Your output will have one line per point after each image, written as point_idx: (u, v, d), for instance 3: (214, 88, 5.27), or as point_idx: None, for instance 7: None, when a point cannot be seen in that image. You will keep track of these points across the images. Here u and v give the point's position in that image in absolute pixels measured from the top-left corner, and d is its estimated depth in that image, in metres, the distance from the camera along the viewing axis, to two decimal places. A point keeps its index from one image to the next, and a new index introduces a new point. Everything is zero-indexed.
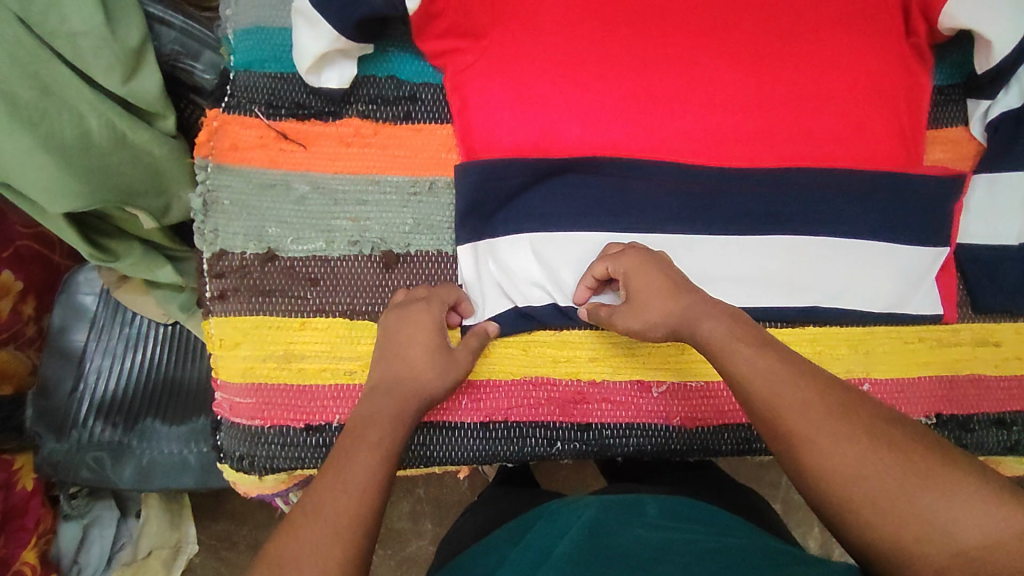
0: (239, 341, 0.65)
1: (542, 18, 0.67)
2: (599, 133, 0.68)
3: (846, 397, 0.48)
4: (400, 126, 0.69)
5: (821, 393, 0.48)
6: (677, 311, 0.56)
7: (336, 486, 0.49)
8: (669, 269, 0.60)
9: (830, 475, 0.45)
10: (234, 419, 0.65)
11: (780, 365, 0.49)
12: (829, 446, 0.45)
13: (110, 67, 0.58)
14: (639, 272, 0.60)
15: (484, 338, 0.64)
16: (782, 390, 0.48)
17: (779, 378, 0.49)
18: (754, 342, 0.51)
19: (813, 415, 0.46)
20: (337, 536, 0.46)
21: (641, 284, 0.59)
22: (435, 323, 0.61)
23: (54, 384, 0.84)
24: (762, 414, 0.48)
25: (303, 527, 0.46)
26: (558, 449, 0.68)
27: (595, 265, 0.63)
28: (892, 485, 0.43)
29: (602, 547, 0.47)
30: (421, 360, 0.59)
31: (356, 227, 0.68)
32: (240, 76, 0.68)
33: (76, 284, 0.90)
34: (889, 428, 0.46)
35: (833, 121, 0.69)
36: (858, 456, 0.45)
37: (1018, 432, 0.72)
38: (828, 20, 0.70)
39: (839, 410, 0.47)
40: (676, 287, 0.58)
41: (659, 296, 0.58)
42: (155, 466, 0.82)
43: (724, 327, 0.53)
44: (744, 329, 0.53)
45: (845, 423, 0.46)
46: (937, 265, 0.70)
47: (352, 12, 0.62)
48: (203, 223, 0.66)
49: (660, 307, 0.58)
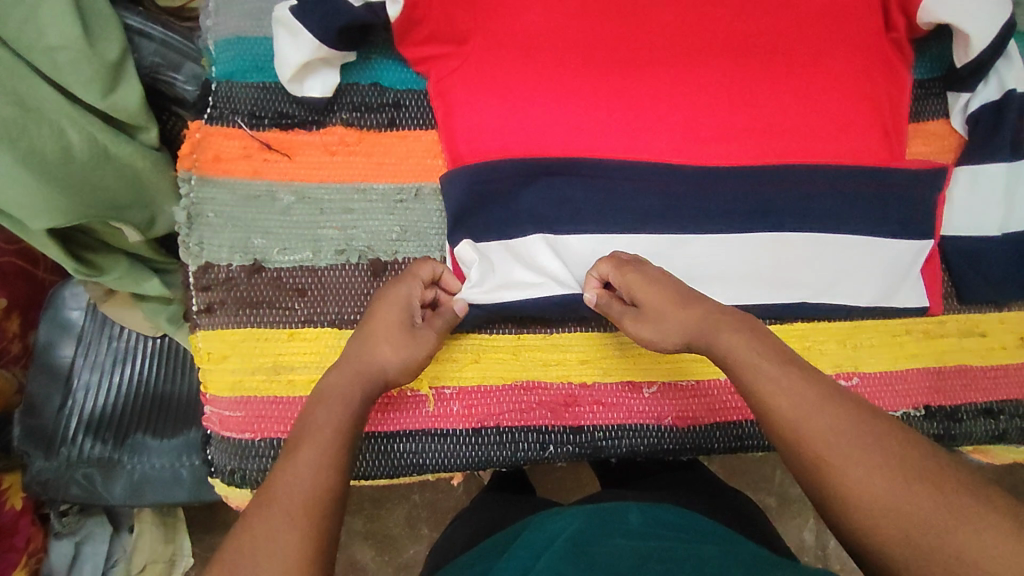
0: (227, 354, 0.64)
1: (525, 21, 0.66)
2: (582, 137, 0.68)
3: (880, 423, 0.48)
4: (385, 133, 0.69)
5: (851, 418, 0.48)
6: (694, 321, 0.56)
7: (296, 479, 0.48)
8: (677, 283, 0.60)
9: (857, 505, 0.45)
10: (224, 433, 0.64)
11: (807, 387, 0.50)
12: (855, 476, 0.46)
13: (91, 80, 0.58)
14: (639, 284, 0.60)
15: (451, 317, 0.64)
16: (809, 413, 0.48)
17: (807, 401, 0.49)
18: (775, 360, 0.52)
19: (842, 442, 0.47)
20: (294, 526, 0.45)
21: (652, 298, 0.59)
22: (404, 300, 0.61)
23: (42, 401, 0.84)
24: (787, 436, 0.49)
25: (261, 525, 0.45)
26: (551, 453, 0.67)
27: (601, 266, 0.63)
28: (925, 518, 0.43)
29: (581, 555, 0.47)
30: (383, 338, 0.59)
31: (343, 235, 0.67)
32: (222, 87, 0.67)
33: (61, 300, 0.89)
34: (922, 457, 0.46)
35: (815, 118, 0.70)
36: (890, 488, 0.45)
37: (1005, 421, 0.73)
38: (807, 17, 0.71)
39: (870, 437, 0.47)
40: (687, 293, 0.58)
41: (675, 308, 0.57)
42: (146, 481, 0.81)
43: (750, 345, 0.53)
44: (772, 347, 0.53)
45: (877, 452, 0.46)
46: (922, 258, 0.71)
47: (333, 20, 0.62)
48: (188, 236, 0.65)
49: (675, 319, 0.57)
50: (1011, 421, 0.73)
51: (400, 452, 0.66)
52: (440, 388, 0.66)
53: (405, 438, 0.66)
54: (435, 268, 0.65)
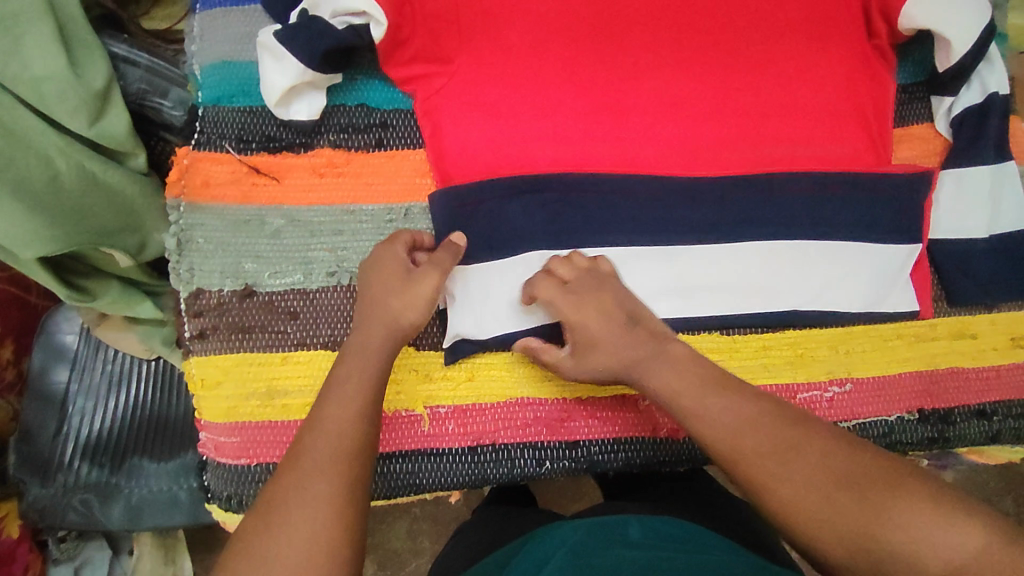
0: (221, 380, 0.64)
1: (508, 38, 0.67)
2: (570, 152, 0.68)
3: (797, 435, 0.52)
4: (373, 153, 0.69)
5: (772, 435, 0.52)
6: (630, 356, 0.59)
7: (321, 433, 0.52)
8: (620, 303, 0.61)
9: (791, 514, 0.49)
10: (219, 459, 0.64)
11: (731, 412, 0.54)
12: (789, 491, 0.50)
13: (77, 109, 0.58)
14: (578, 314, 0.60)
15: (454, 254, 0.62)
16: (738, 435, 0.52)
17: (734, 427, 0.53)
18: (701, 386, 0.56)
19: (769, 460, 0.51)
20: (324, 476, 0.50)
21: (595, 327, 0.60)
22: (393, 255, 0.62)
23: (38, 427, 0.84)
24: (726, 461, 0.53)
25: (294, 479, 0.50)
26: (547, 469, 0.67)
27: (535, 287, 0.62)
28: (854, 521, 0.47)
29: (582, 565, 0.48)
30: (386, 292, 0.60)
31: (334, 257, 0.67)
32: (209, 111, 0.68)
33: (55, 324, 0.89)
34: (842, 459, 0.50)
35: (799, 126, 0.71)
36: (816, 496, 0.49)
37: (999, 422, 0.73)
38: (787, 27, 0.71)
39: (792, 452, 0.51)
40: (625, 315, 0.60)
41: (611, 343, 0.59)
42: (144, 504, 0.82)
43: (674, 376, 0.57)
44: (706, 375, 0.57)
45: (801, 465, 0.50)
46: (912, 262, 0.71)
47: (317, 43, 0.62)
48: (178, 263, 0.65)
49: (612, 358, 0.60)
50: (1004, 422, 0.73)
51: (396, 473, 0.66)
52: (435, 407, 0.66)
53: (402, 458, 0.66)
54: (416, 235, 0.65)
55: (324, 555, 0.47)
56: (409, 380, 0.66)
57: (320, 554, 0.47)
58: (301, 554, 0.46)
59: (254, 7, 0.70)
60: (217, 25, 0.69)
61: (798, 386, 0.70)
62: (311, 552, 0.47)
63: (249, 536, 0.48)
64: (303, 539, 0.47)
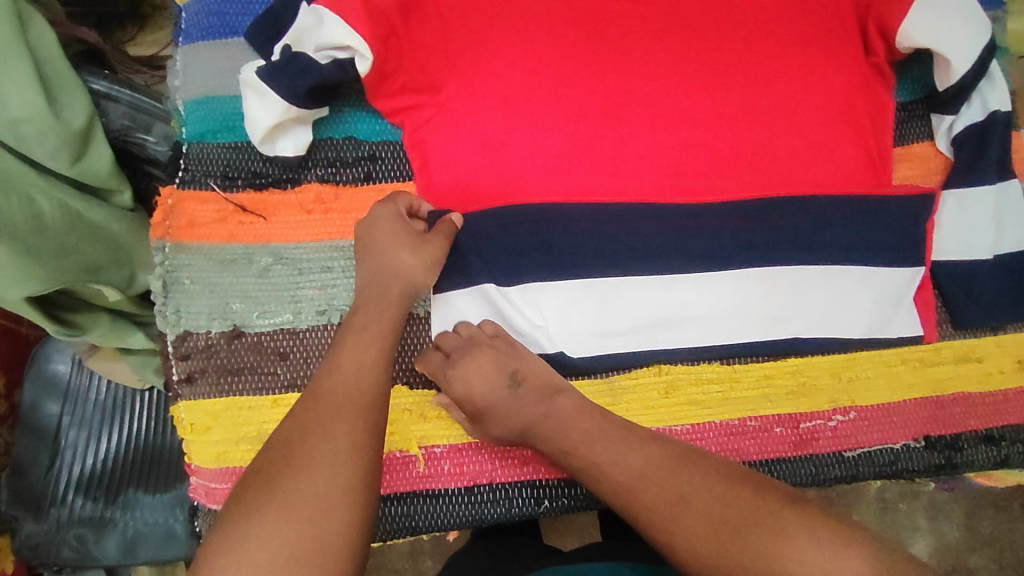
0: (210, 425, 0.63)
1: (497, 67, 0.65)
2: (562, 183, 0.66)
3: (690, 479, 0.51)
4: (361, 187, 0.67)
5: (666, 478, 0.51)
6: (522, 416, 0.59)
7: (339, 380, 0.52)
8: (502, 366, 0.61)
9: (681, 548, 0.47)
10: (211, 505, 0.63)
11: (630, 457, 0.53)
12: (684, 532, 0.48)
13: (58, 149, 0.57)
14: (466, 383, 0.60)
15: (449, 231, 0.62)
16: (637, 475, 0.52)
17: (631, 472, 0.52)
18: (594, 436, 0.55)
19: (664, 502, 0.50)
20: (342, 418, 0.50)
21: (480, 395, 0.60)
22: (394, 217, 0.62)
23: (29, 463, 0.82)
24: (620, 505, 0.52)
25: (314, 419, 0.50)
26: (546, 507, 0.66)
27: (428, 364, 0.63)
28: (738, 557, 0.46)
29: None
30: (397, 247, 0.60)
31: (324, 295, 0.66)
32: (193, 148, 0.66)
33: (46, 355, 0.86)
34: (736, 497, 0.49)
35: (797, 149, 0.69)
36: (708, 536, 0.47)
37: (1007, 447, 0.71)
38: (784, 47, 0.70)
39: (682, 499, 0.49)
40: (509, 378, 0.60)
41: (504, 406, 0.59)
42: (139, 538, 0.81)
43: (569, 425, 0.57)
44: (604, 426, 0.56)
45: (695, 500, 0.49)
46: (915, 286, 0.70)
47: (302, 80, 0.61)
48: (164, 305, 0.64)
49: (507, 419, 0.59)
50: (1013, 447, 0.72)
51: (393, 516, 0.64)
52: (429, 447, 0.65)
53: (397, 501, 0.64)
54: (413, 201, 0.64)
55: (344, 492, 0.47)
56: (402, 420, 0.65)
57: (336, 493, 0.47)
58: (320, 490, 0.47)
59: (237, 40, 0.68)
60: (202, 60, 0.67)
61: (801, 416, 0.69)
62: (330, 488, 0.47)
63: (267, 470, 0.48)
64: (322, 474, 0.47)
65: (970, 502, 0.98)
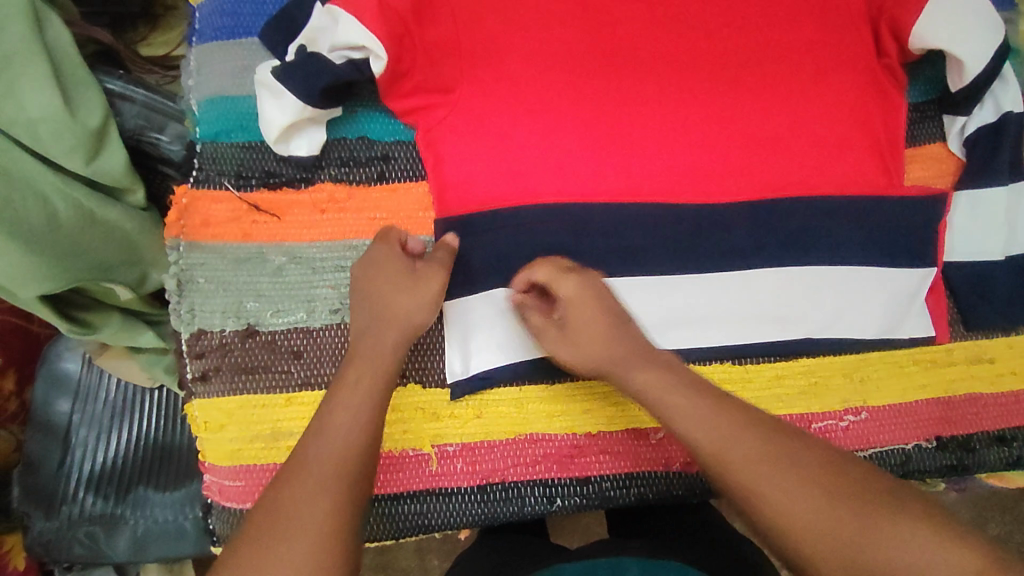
0: (224, 422, 0.63)
1: (511, 68, 0.66)
2: (576, 182, 0.66)
3: (787, 445, 0.51)
4: (374, 187, 0.67)
5: (760, 446, 0.51)
6: (614, 351, 0.58)
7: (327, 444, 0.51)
8: (610, 306, 0.60)
9: (778, 522, 0.49)
10: (225, 502, 0.63)
11: (720, 419, 0.53)
12: (780, 500, 0.49)
13: (74, 147, 0.57)
14: (579, 304, 0.59)
15: (447, 255, 0.62)
16: (726, 444, 0.51)
17: (720, 433, 0.52)
18: (691, 391, 0.55)
19: (759, 467, 0.50)
20: (327, 490, 0.49)
21: (582, 320, 0.59)
22: (389, 255, 0.61)
23: (41, 460, 0.82)
24: (711, 465, 0.52)
25: (296, 477, 0.50)
26: (559, 506, 0.66)
27: (536, 270, 0.61)
28: (840, 532, 0.47)
29: None
30: (394, 289, 0.59)
31: (337, 294, 0.66)
32: (207, 148, 0.67)
33: (58, 353, 0.87)
34: (838, 473, 0.50)
35: (810, 149, 0.69)
36: (810, 505, 0.48)
37: (1019, 447, 0.71)
38: (795, 48, 0.70)
39: (783, 463, 0.50)
40: (617, 317, 0.59)
41: (598, 338, 0.59)
42: (150, 536, 0.81)
43: (660, 378, 0.56)
44: (683, 381, 0.56)
45: (791, 473, 0.50)
46: (927, 286, 0.70)
47: (316, 80, 0.61)
48: (179, 303, 0.64)
49: (598, 347, 0.59)
50: None
51: (406, 513, 0.65)
52: (442, 446, 0.65)
53: (409, 499, 0.65)
54: (404, 236, 0.63)
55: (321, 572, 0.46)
56: (416, 419, 0.65)
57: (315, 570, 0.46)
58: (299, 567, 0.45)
59: (251, 40, 0.69)
60: (215, 60, 0.68)
61: (813, 416, 0.69)
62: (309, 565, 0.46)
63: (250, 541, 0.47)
64: (300, 555, 0.46)
65: (979, 503, 0.98)
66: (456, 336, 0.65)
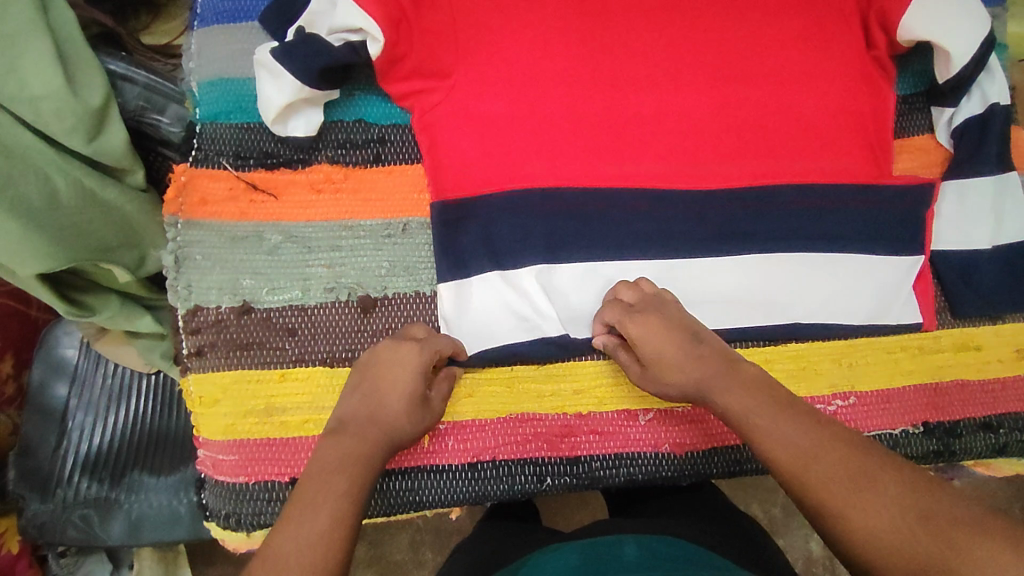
0: (219, 398, 0.64)
1: (505, 54, 0.67)
2: (568, 167, 0.67)
3: (871, 463, 0.50)
4: (370, 169, 0.69)
5: (845, 464, 0.50)
6: (693, 382, 0.58)
7: (294, 518, 0.49)
8: (687, 325, 0.60)
9: (868, 542, 0.47)
10: (217, 477, 0.64)
11: (802, 436, 0.52)
12: (862, 522, 0.47)
13: (75, 127, 0.58)
14: (657, 340, 0.59)
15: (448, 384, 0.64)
16: (809, 460, 0.50)
17: (803, 449, 0.51)
18: (772, 409, 0.54)
19: (840, 487, 0.49)
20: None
21: (657, 358, 0.59)
22: (419, 367, 0.60)
23: (37, 442, 0.83)
24: (791, 484, 0.51)
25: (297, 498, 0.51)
26: (549, 484, 0.67)
27: (604, 312, 0.64)
28: (926, 551, 0.45)
29: None
30: (403, 402, 0.59)
31: (332, 273, 0.67)
32: (207, 128, 0.68)
33: (55, 338, 0.88)
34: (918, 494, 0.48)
35: (800, 138, 0.70)
36: (889, 526, 0.46)
37: (1006, 435, 0.72)
38: (786, 39, 0.71)
39: (867, 479, 0.49)
40: (690, 333, 0.60)
41: (685, 368, 0.58)
42: (144, 519, 0.80)
43: (743, 397, 0.55)
44: (765, 398, 0.55)
45: (874, 494, 0.48)
46: (914, 274, 0.71)
47: (315, 60, 0.62)
48: (176, 280, 0.65)
49: (682, 378, 0.58)
50: (1011, 435, 0.72)
51: (399, 489, 0.65)
52: None
53: (401, 476, 0.65)
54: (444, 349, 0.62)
55: None
56: None
57: None
58: None
59: (251, 24, 0.70)
60: (216, 43, 0.69)
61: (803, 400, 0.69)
62: None
63: None
64: None
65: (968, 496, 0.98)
66: (449, 317, 0.66)
